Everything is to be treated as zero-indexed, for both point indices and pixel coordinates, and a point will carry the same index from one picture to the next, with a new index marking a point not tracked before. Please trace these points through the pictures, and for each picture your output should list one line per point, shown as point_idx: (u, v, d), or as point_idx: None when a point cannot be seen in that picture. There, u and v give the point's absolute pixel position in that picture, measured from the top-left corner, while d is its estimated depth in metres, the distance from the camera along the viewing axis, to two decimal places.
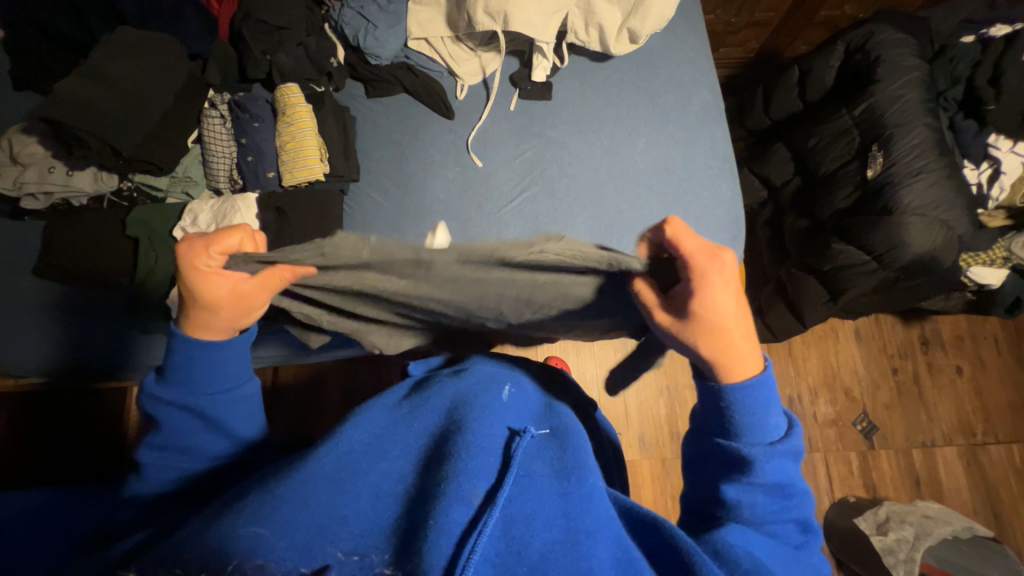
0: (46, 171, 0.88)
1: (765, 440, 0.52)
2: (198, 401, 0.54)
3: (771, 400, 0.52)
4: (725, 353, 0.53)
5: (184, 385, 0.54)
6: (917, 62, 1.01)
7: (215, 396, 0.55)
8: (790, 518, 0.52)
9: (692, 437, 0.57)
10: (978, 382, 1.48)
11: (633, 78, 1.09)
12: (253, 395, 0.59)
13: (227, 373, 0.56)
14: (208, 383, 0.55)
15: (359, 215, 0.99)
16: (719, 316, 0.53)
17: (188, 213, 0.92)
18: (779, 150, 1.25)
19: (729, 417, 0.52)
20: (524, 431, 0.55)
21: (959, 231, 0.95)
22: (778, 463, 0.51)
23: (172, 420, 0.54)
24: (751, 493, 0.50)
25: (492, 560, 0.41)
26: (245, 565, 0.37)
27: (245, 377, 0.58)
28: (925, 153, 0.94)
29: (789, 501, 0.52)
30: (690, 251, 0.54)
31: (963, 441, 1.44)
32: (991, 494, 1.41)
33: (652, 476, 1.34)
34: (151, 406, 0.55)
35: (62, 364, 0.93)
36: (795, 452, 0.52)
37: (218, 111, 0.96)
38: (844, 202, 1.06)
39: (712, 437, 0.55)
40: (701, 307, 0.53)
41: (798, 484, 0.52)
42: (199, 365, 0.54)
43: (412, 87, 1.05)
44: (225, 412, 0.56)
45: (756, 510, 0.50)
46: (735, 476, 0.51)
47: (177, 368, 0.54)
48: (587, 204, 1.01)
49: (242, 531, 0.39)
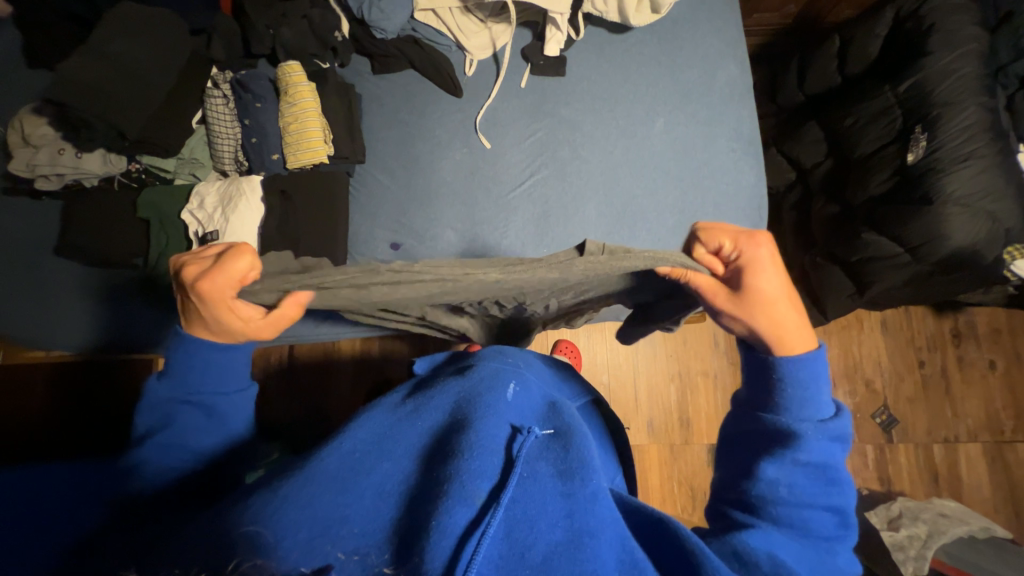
0: (56, 153, 0.88)
1: (817, 417, 0.50)
2: (206, 398, 0.56)
3: (819, 374, 0.50)
4: (777, 322, 0.51)
5: (197, 388, 0.56)
6: (977, 31, 0.90)
7: (221, 395, 0.57)
8: (829, 505, 0.48)
9: (733, 415, 0.55)
10: (1012, 378, 1.41)
11: (654, 51, 1.01)
12: (250, 399, 0.60)
13: (231, 377, 0.58)
14: (213, 383, 0.56)
15: (364, 197, 0.97)
16: (772, 290, 0.52)
17: (196, 196, 0.92)
18: (812, 130, 1.15)
19: (780, 390, 0.51)
20: (526, 429, 0.53)
21: (1008, 224, 0.87)
22: (825, 444, 0.49)
23: (181, 420, 0.55)
24: (790, 471, 0.47)
25: (493, 562, 0.40)
26: (244, 563, 0.36)
27: (243, 382, 0.59)
28: (976, 136, 0.85)
29: (830, 488, 0.48)
30: (732, 236, 0.54)
31: (990, 437, 1.38)
32: (1014, 493, 1.36)
33: (660, 461, 1.34)
34: (159, 408, 0.55)
35: (81, 342, 0.96)
36: (842, 436, 0.50)
37: (220, 91, 0.94)
38: (879, 187, 0.98)
39: (758, 412, 0.52)
40: (752, 284, 0.52)
41: (841, 470, 0.49)
42: (202, 367, 0.56)
43: (419, 61, 1.00)
44: (226, 413, 0.57)
45: (794, 490, 0.47)
46: (779, 451, 0.48)
47: (182, 365, 0.55)
48: (599, 189, 0.96)
49: (238, 533, 0.40)
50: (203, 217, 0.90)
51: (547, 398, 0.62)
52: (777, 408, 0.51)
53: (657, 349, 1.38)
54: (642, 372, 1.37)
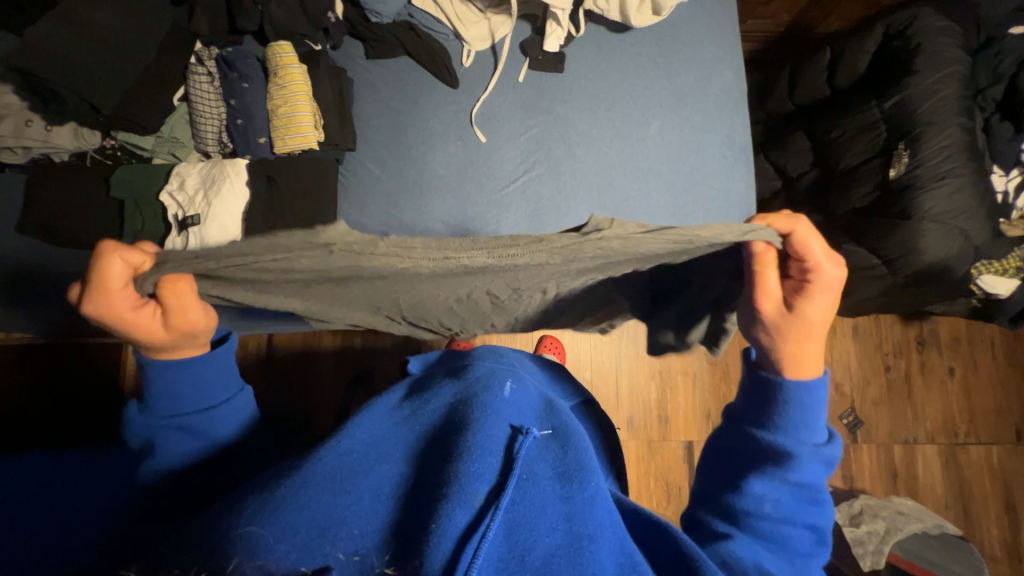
0: (22, 124, 0.82)
1: (809, 439, 0.50)
2: (189, 418, 0.53)
3: (821, 402, 0.51)
4: (799, 351, 0.52)
5: (177, 408, 0.53)
6: (960, 54, 0.94)
7: (203, 411, 0.54)
8: (808, 526, 0.48)
9: (727, 427, 0.54)
10: (967, 384, 1.49)
11: (652, 53, 1.01)
12: (246, 403, 0.58)
13: (215, 387, 0.55)
14: (196, 399, 0.54)
15: (355, 186, 0.95)
16: (814, 320, 0.51)
17: (175, 177, 0.88)
18: (798, 140, 1.17)
19: (779, 409, 0.51)
20: (525, 430, 0.53)
21: (977, 241, 0.91)
22: (813, 466, 0.49)
23: (170, 446, 0.53)
24: (777, 489, 0.48)
25: (494, 564, 0.40)
26: (246, 564, 0.35)
27: (233, 388, 0.57)
28: (954, 155, 0.89)
29: (813, 509, 0.49)
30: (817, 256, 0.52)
31: (946, 439, 1.47)
32: (963, 492, 1.46)
33: (638, 457, 1.37)
34: (144, 432, 0.53)
35: (47, 325, 0.91)
36: (828, 463, 0.50)
37: (205, 68, 0.89)
38: (861, 200, 1.01)
39: (750, 426, 0.52)
40: (802, 307, 0.52)
41: (823, 493, 0.50)
42: (182, 384, 0.53)
43: (415, 50, 0.97)
44: (213, 421, 0.54)
45: (779, 508, 0.47)
46: (769, 469, 0.49)
47: (160, 386, 0.53)
48: (592, 189, 0.96)
49: (235, 532, 0.38)
50: (183, 200, 0.86)
51: (543, 398, 0.63)
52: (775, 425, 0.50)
53: (640, 347, 1.40)
54: (625, 370, 1.39)
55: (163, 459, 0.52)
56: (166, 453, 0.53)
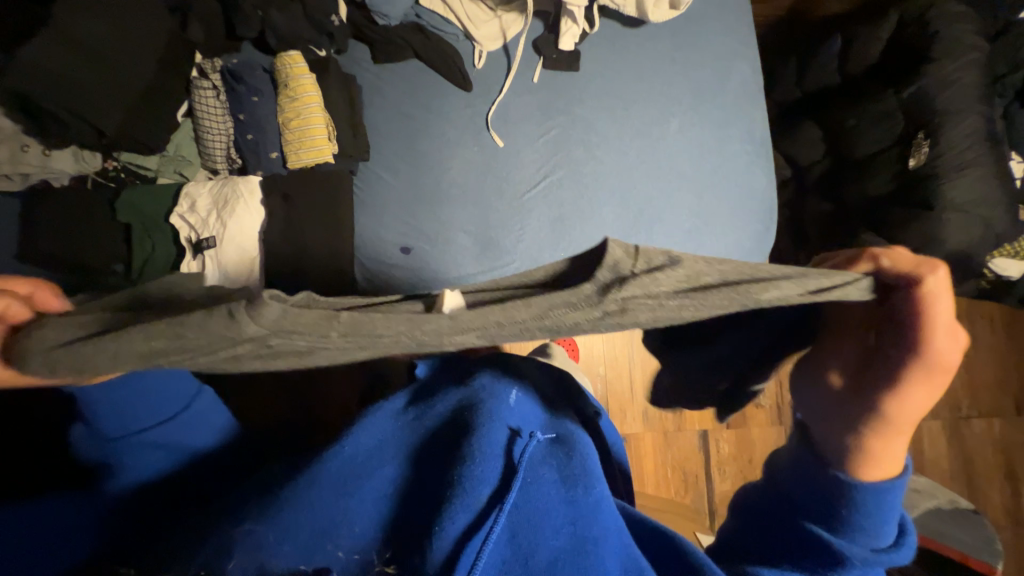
0: (18, 149, 0.77)
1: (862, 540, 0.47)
2: (148, 432, 0.56)
3: (889, 506, 0.48)
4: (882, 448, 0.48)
5: (131, 428, 0.55)
6: (978, 40, 0.95)
7: (164, 422, 0.57)
8: None
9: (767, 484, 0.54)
10: (969, 360, 1.53)
11: (668, 48, 0.99)
12: (209, 402, 0.62)
13: (172, 398, 0.57)
14: (152, 414, 0.56)
15: (370, 199, 0.91)
16: (902, 416, 0.47)
17: (185, 198, 0.85)
18: (809, 130, 1.13)
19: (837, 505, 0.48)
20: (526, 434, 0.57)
21: (999, 229, 0.92)
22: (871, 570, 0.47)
23: (136, 462, 0.56)
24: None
25: (498, 565, 0.43)
26: (246, 562, 0.39)
27: (189, 393, 0.60)
28: (974, 144, 0.90)
29: None
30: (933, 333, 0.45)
31: (949, 414, 1.51)
32: (968, 464, 1.51)
33: (654, 448, 1.38)
34: (105, 453, 0.56)
35: None
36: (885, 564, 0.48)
37: (209, 82, 0.85)
38: (878, 189, 1.00)
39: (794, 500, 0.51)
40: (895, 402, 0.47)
41: None
42: (131, 406, 0.54)
43: (424, 50, 0.92)
44: (176, 431, 0.58)
45: None
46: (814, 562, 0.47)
47: (108, 412, 0.53)
48: (613, 193, 0.94)
49: (237, 530, 0.42)
50: (196, 221, 0.84)
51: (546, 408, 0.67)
52: (831, 524, 0.48)
53: None
54: (637, 364, 1.39)
55: (130, 471, 0.56)
56: (132, 468, 0.56)
